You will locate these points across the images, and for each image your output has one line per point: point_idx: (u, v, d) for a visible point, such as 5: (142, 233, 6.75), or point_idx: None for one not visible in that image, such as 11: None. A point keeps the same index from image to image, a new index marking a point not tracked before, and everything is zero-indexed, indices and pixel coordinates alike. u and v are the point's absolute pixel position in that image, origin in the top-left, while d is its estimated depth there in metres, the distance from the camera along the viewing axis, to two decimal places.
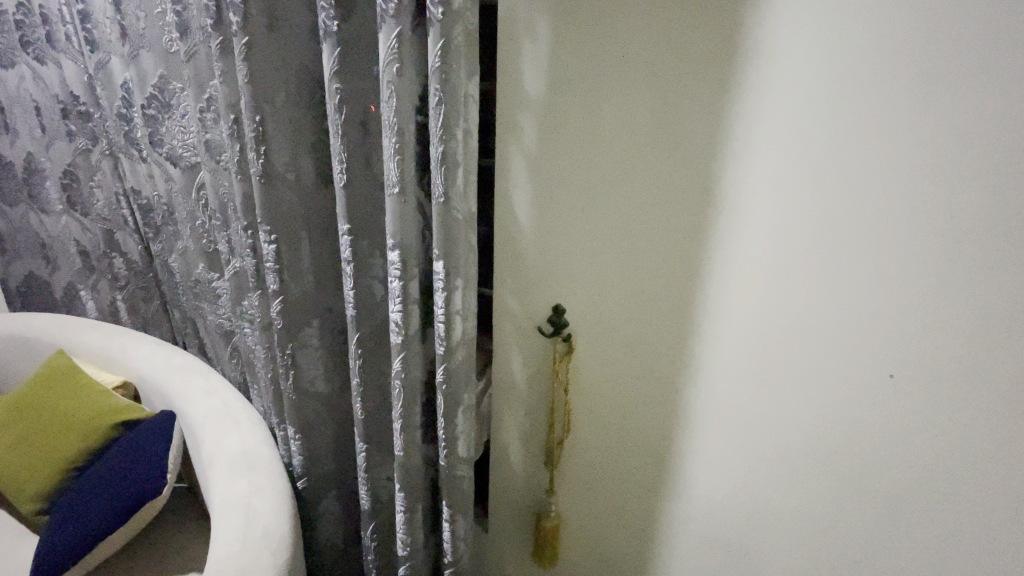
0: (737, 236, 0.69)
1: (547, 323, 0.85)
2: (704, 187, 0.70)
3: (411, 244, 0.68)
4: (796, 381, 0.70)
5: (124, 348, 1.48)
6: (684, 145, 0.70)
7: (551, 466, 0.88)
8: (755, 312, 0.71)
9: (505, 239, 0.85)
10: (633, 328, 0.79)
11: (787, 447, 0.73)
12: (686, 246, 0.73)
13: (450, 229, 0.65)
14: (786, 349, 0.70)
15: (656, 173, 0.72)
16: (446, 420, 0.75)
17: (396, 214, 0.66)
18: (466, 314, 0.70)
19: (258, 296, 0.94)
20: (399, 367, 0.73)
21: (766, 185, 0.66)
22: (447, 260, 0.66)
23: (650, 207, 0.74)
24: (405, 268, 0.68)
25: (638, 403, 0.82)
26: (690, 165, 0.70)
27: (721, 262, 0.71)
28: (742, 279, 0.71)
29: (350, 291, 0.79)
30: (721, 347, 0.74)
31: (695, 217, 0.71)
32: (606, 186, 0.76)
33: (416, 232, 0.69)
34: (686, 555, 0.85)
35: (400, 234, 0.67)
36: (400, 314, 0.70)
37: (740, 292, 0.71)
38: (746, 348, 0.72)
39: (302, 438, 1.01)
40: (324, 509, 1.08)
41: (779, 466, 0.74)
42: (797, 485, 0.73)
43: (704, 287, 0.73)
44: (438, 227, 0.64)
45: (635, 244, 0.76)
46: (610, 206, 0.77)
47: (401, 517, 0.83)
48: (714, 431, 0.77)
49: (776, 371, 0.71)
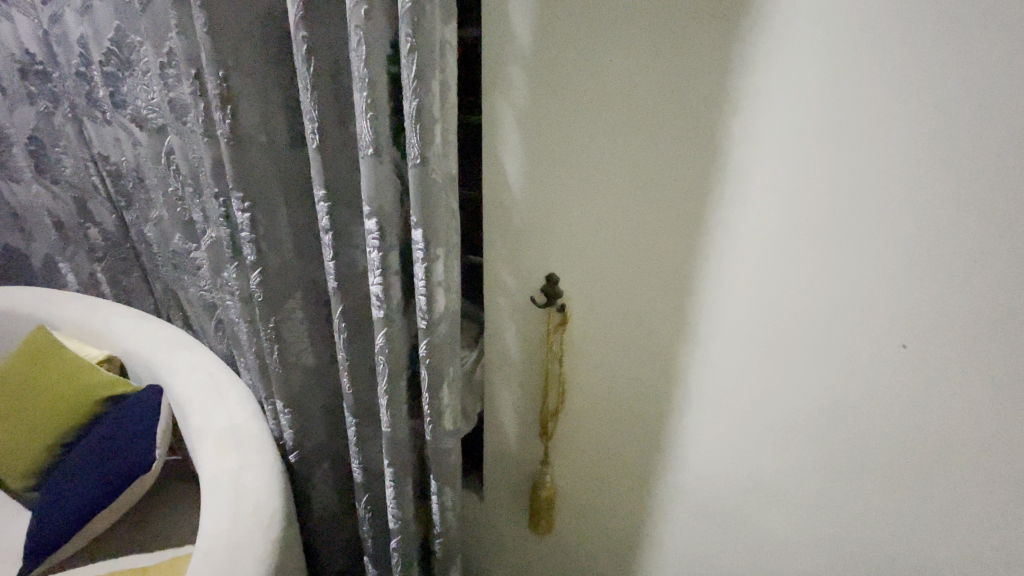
0: (741, 204, 0.65)
1: (539, 292, 0.81)
2: (707, 151, 0.64)
3: (389, 211, 0.63)
4: (801, 353, 0.67)
5: (107, 321, 1.44)
6: (686, 105, 0.64)
7: (546, 437, 0.86)
8: (758, 284, 0.67)
9: (494, 204, 0.80)
10: (630, 300, 0.76)
11: (790, 418, 0.70)
12: (686, 215, 0.68)
13: (426, 194, 0.59)
14: (790, 322, 0.67)
15: (656, 136, 0.67)
16: (431, 395, 0.72)
17: (371, 178, 0.60)
18: (449, 286, 0.66)
19: (235, 268, 0.89)
20: (381, 343, 0.69)
21: (775, 148, 0.61)
22: (426, 228, 0.61)
23: (649, 174, 0.69)
24: (384, 237, 0.63)
25: (636, 373, 0.79)
26: (691, 127, 0.65)
27: (723, 231, 0.67)
28: (746, 250, 0.66)
29: (331, 262, 0.75)
30: (721, 321, 0.71)
31: (696, 183, 0.66)
32: (601, 150, 0.71)
33: (395, 198, 0.64)
34: (685, 523, 0.83)
35: (376, 201, 0.62)
36: (380, 286, 0.66)
37: (743, 265, 0.67)
38: (746, 321, 0.69)
39: (291, 412, 0.98)
40: (318, 481, 1.07)
41: (780, 436, 0.72)
42: (798, 454, 0.71)
43: (705, 259, 0.69)
44: (415, 192, 0.59)
45: (632, 212, 0.71)
46: (606, 171, 0.71)
47: (392, 490, 0.81)
48: (713, 401, 0.75)
49: (780, 343, 0.68)
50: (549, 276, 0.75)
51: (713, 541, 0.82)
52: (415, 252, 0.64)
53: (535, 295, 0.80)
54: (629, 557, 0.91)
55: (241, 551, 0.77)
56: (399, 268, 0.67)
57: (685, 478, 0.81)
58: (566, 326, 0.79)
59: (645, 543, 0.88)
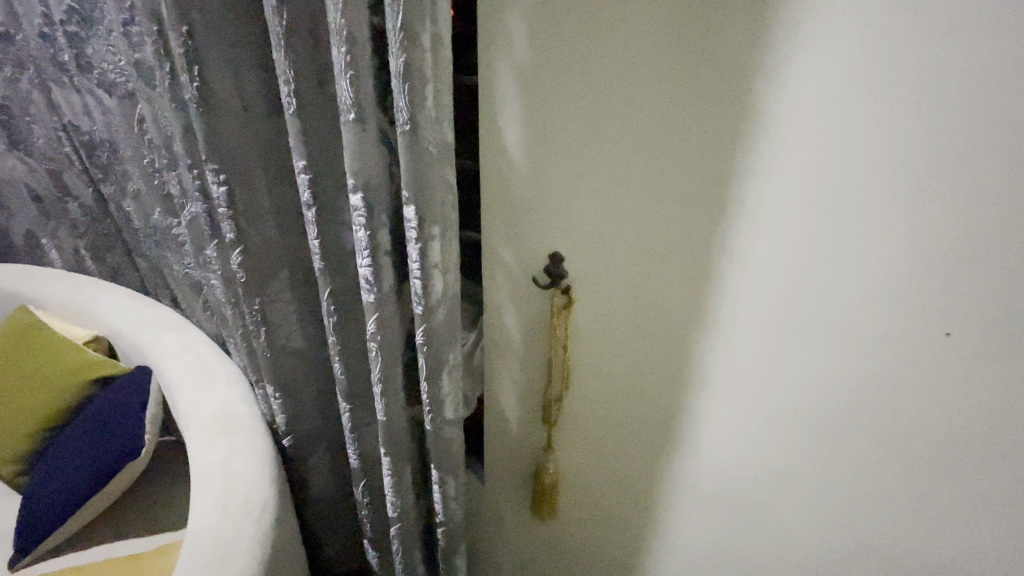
0: (767, 188, 0.58)
1: (541, 274, 0.74)
2: (731, 126, 0.57)
3: (377, 186, 0.57)
4: (828, 353, 0.61)
5: (92, 300, 1.38)
6: (708, 74, 0.57)
7: (549, 424, 0.81)
8: (783, 276, 0.61)
9: (493, 176, 0.73)
10: (640, 289, 0.70)
11: (811, 419, 0.65)
12: (705, 199, 0.62)
13: (418, 167, 0.53)
14: (816, 318, 0.60)
15: (673, 109, 0.60)
16: (430, 385, 0.67)
17: (355, 148, 0.53)
18: (446, 269, 0.60)
19: (215, 246, 0.83)
20: (372, 330, 0.63)
21: (810, 124, 0.53)
22: (419, 206, 0.54)
23: (665, 151, 0.62)
24: (371, 215, 0.57)
25: (644, 359, 0.74)
26: (713, 99, 0.57)
27: (745, 218, 0.60)
28: (770, 239, 0.60)
29: (315, 241, 0.69)
30: (740, 315, 0.65)
31: (717, 163, 0.59)
32: (612, 124, 0.64)
33: (383, 172, 0.57)
34: (694, 514, 0.80)
35: (362, 174, 0.55)
36: (369, 269, 0.60)
37: (767, 255, 0.61)
38: (767, 315, 0.63)
39: (282, 397, 0.94)
40: (313, 464, 1.04)
41: (798, 430, 0.66)
42: (818, 455, 0.66)
43: (724, 247, 0.63)
44: (405, 166, 0.52)
45: (645, 193, 0.65)
46: (617, 148, 0.65)
47: (389, 480, 0.78)
48: (727, 390, 0.70)
49: (805, 340, 0.62)
50: (550, 254, 0.71)
51: (722, 531, 0.78)
52: (407, 231, 0.57)
53: (538, 277, 0.74)
54: (634, 546, 0.87)
55: (233, 546, 0.74)
56: (390, 249, 0.61)
57: (695, 474, 0.77)
58: (571, 308, 0.73)
59: (651, 531, 0.85)
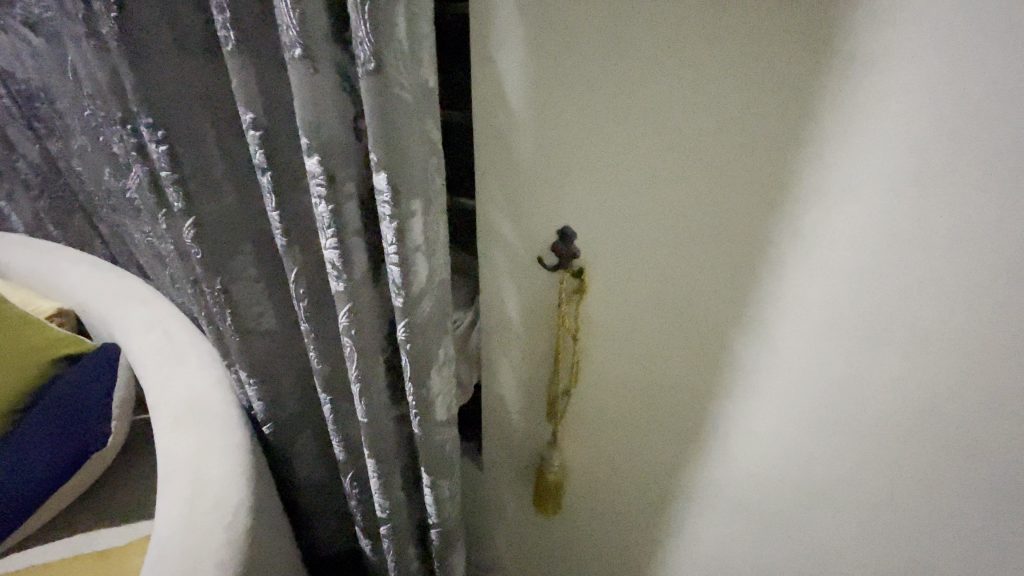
0: (824, 204, 0.46)
1: (547, 252, 0.62)
2: (783, 121, 0.45)
3: (339, 146, 0.44)
4: (876, 400, 0.51)
5: (55, 270, 1.26)
6: (763, 49, 0.43)
7: (554, 420, 0.71)
8: (832, 310, 0.50)
9: (490, 132, 0.60)
10: (658, 300, 0.59)
11: (842, 465, 0.56)
12: (741, 209, 0.50)
13: (390, 123, 0.40)
14: (870, 359, 0.49)
15: (712, 90, 0.47)
16: (417, 385, 0.57)
17: (307, 96, 0.41)
18: (432, 252, 0.48)
19: (163, 217, 0.70)
20: (345, 325, 0.52)
21: (893, 125, 0.41)
22: (393, 175, 0.42)
23: (697, 146, 0.49)
24: (334, 184, 0.45)
25: (667, 359, 0.62)
26: (765, 84, 0.44)
27: (790, 236, 0.49)
28: (822, 265, 0.48)
29: (275, 212, 0.57)
30: (774, 344, 0.55)
31: (761, 165, 0.47)
32: (634, 101, 0.51)
33: (347, 127, 0.44)
34: (716, 525, 0.71)
35: (320, 131, 0.42)
36: (335, 252, 0.48)
37: (815, 283, 0.49)
38: (809, 350, 0.53)
39: (258, 383, 0.84)
40: (299, 452, 0.96)
41: (846, 457, 0.55)
42: (863, 495, 0.56)
43: (760, 267, 0.51)
44: (372, 122, 0.40)
45: (668, 193, 0.53)
46: (637, 131, 0.52)
47: (376, 483, 0.69)
48: (764, 401, 0.58)
49: (849, 382, 0.52)
50: (560, 231, 0.59)
51: (746, 545, 0.69)
52: (379, 206, 0.45)
53: (543, 254, 0.62)
54: (643, 547, 0.80)
55: (200, 558, 0.66)
56: (362, 227, 0.49)
57: (713, 493, 0.68)
58: (584, 294, 0.62)
59: (668, 535, 0.76)
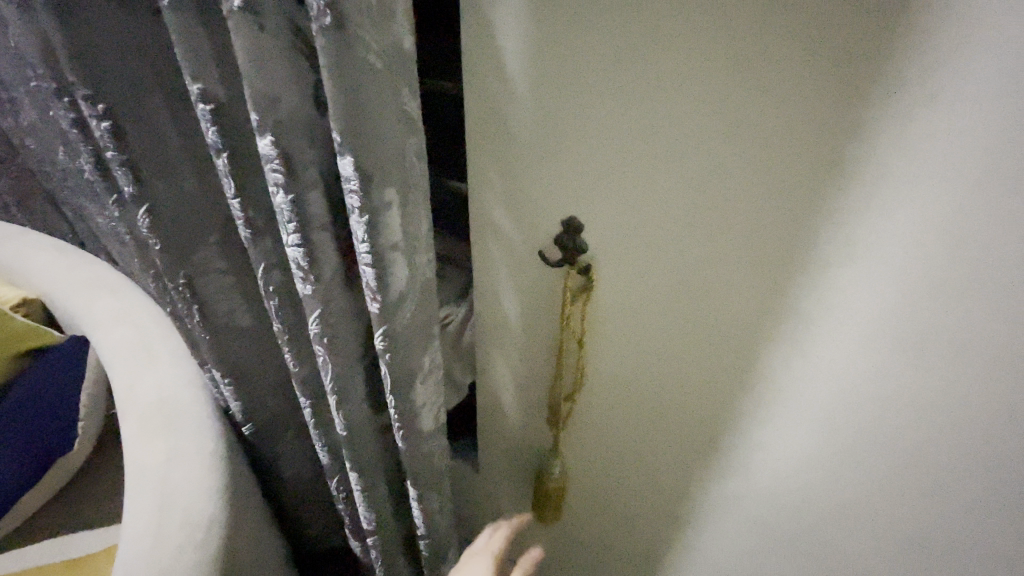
0: (872, 220, 0.40)
1: (549, 244, 0.54)
2: (832, 126, 0.38)
3: (297, 124, 0.36)
4: (921, 419, 0.46)
5: (16, 254, 1.16)
6: (810, 43, 0.37)
7: (557, 426, 0.65)
8: (873, 336, 0.45)
9: (484, 105, 0.51)
10: (674, 316, 0.53)
11: (877, 482, 0.51)
12: (776, 223, 0.44)
13: (355, 96, 0.32)
14: (913, 384, 0.45)
15: (745, 88, 0.40)
16: (400, 398, 0.50)
17: (253, 62, 0.33)
18: (412, 249, 0.41)
19: (115, 202, 0.61)
20: (316, 333, 0.45)
21: (969, 127, 0.35)
22: (362, 160, 0.34)
23: (727, 151, 0.42)
24: (292, 171, 0.37)
25: (683, 369, 0.56)
26: (814, 83, 0.38)
27: (837, 244, 0.42)
28: (865, 285, 0.43)
29: (235, 199, 0.49)
30: (806, 367, 0.50)
31: (803, 176, 0.41)
32: (651, 96, 0.43)
33: (306, 100, 0.36)
34: (729, 536, 0.67)
35: (273, 106, 0.34)
36: (299, 251, 0.40)
37: (857, 303, 0.44)
38: (843, 375, 0.48)
39: (233, 384, 0.77)
40: (282, 452, 0.89)
41: (881, 472, 0.51)
42: (900, 509, 0.51)
43: (793, 285, 0.46)
44: (332, 94, 0.32)
45: (690, 201, 0.46)
46: (654, 130, 0.44)
47: (359, 496, 0.63)
48: (793, 414, 0.53)
49: (887, 407, 0.47)
50: (564, 221, 0.51)
51: (762, 556, 0.65)
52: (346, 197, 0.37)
53: (545, 246, 0.55)
54: (650, 555, 0.75)
55: None
56: (329, 221, 0.41)
57: (728, 505, 0.64)
58: (591, 293, 0.55)
59: (678, 543, 0.71)
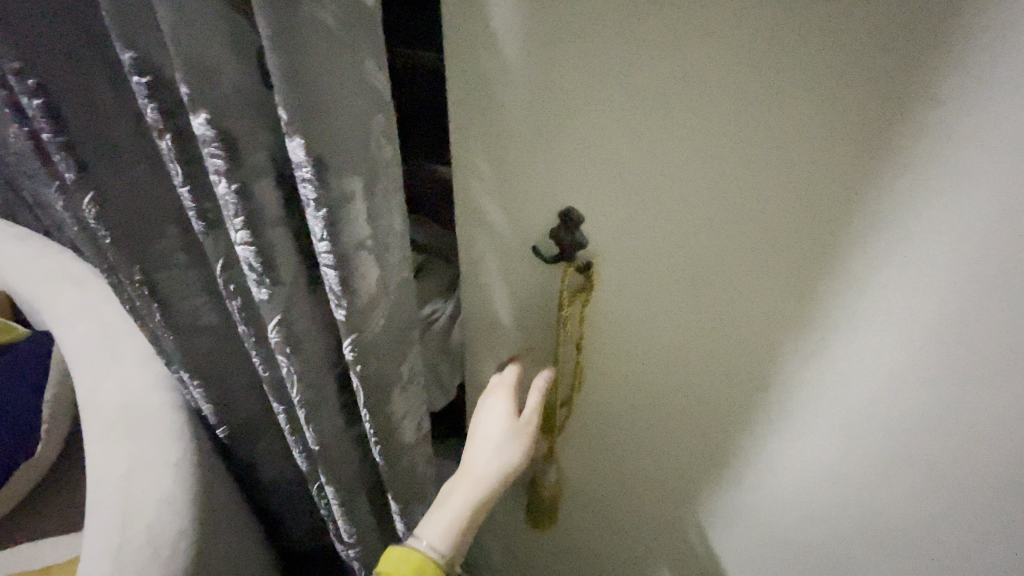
0: (919, 220, 0.37)
1: (544, 238, 0.48)
2: (883, 120, 0.34)
3: (236, 98, 0.30)
4: (946, 414, 0.44)
5: None
6: (869, 24, 0.32)
7: (552, 434, 0.60)
8: (904, 339, 0.42)
9: (467, 78, 0.42)
10: (687, 324, 0.48)
11: (890, 474, 0.50)
12: (809, 221, 0.39)
13: (302, 63, 0.26)
14: (943, 386, 0.43)
15: (787, 75, 0.35)
16: (375, 409, 0.45)
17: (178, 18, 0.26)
18: (383, 247, 0.36)
19: (56, 187, 0.52)
20: (277, 343, 0.40)
21: None
22: (316, 142, 0.28)
23: (759, 147, 0.37)
24: (233, 154, 0.31)
25: (692, 373, 0.51)
26: (869, 69, 0.33)
27: (869, 240, 0.39)
28: (905, 288, 0.40)
29: (184, 187, 0.42)
30: (832, 373, 0.46)
31: (846, 175, 0.37)
32: (671, 82, 0.37)
33: (252, 70, 0.30)
34: (732, 536, 0.64)
35: (206, 77, 0.28)
36: (249, 249, 0.34)
37: (894, 307, 0.41)
38: (869, 374, 0.45)
39: (203, 387, 0.70)
40: (256, 458, 0.82)
41: (896, 466, 0.49)
42: (912, 501, 0.51)
43: (825, 286, 0.42)
44: (275, 60, 0.26)
45: (709, 202, 0.41)
46: (673, 122, 0.38)
47: (338, 509, 0.58)
48: (812, 415, 0.50)
49: (915, 409, 0.45)
50: (561, 212, 0.45)
51: (767, 553, 0.63)
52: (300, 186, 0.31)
53: (539, 240, 0.49)
54: (649, 559, 0.72)
55: None
56: (285, 212, 0.35)
57: (733, 510, 0.61)
58: (591, 293, 0.49)
59: (680, 549, 0.68)
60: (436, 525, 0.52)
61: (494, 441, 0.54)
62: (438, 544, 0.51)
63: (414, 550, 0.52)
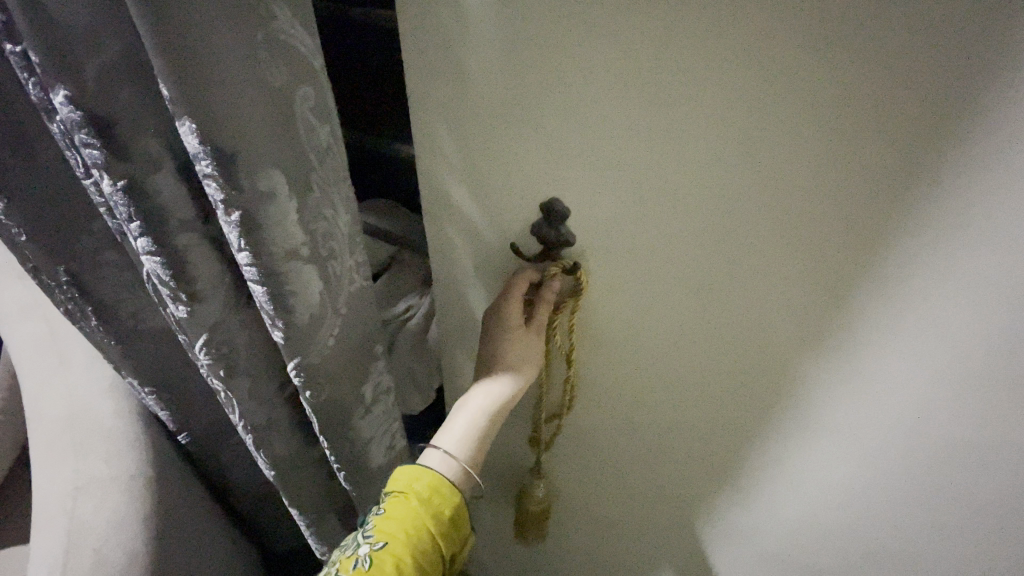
0: (959, 265, 0.29)
1: (526, 237, 0.42)
2: (946, 119, 0.26)
3: (112, 95, 0.27)
4: (994, 467, 0.36)
5: None
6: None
7: (538, 445, 0.55)
8: (948, 376, 0.34)
9: (436, 51, 0.35)
10: (687, 339, 0.41)
11: (915, 522, 0.43)
12: (849, 229, 0.31)
13: (192, 64, 0.24)
14: (969, 450, 0.36)
15: (802, 78, 0.27)
16: (326, 427, 0.43)
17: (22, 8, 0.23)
18: (323, 256, 0.33)
19: None
20: (210, 364, 0.39)
21: None
22: (218, 146, 0.26)
23: (769, 158, 0.30)
24: (116, 159, 0.29)
25: (694, 393, 0.45)
26: (902, 85, 0.26)
27: (923, 257, 0.30)
28: (935, 338, 0.33)
29: (88, 181, 0.33)
30: (846, 411, 0.40)
31: (875, 201, 0.29)
32: (659, 74, 0.30)
33: (120, 59, 0.27)
34: (732, 562, 0.58)
35: (65, 71, 0.25)
36: (158, 261, 0.33)
37: (920, 355, 0.34)
38: (903, 410, 0.37)
39: (158, 397, 0.60)
40: (223, 466, 0.75)
41: (925, 515, 0.42)
42: (937, 552, 0.43)
43: (857, 308, 0.34)
44: (158, 55, 0.23)
45: (710, 215, 0.34)
46: (663, 122, 0.31)
47: (299, 516, 0.56)
48: (831, 448, 0.43)
49: (932, 467, 0.39)
50: (544, 206, 0.38)
51: None
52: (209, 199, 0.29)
53: (520, 239, 0.42)
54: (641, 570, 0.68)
55: None
56: (194, 220, 0.33)
57: (734, 532, 0.55)
58: (579, 302, 0.43)
59: (673, 562, 0.63)
60: (455, 431, 0.47)
61: (506, 353, 0.45)
62: (454, 453, 0.47)
63: (428, 467, 0.46)
